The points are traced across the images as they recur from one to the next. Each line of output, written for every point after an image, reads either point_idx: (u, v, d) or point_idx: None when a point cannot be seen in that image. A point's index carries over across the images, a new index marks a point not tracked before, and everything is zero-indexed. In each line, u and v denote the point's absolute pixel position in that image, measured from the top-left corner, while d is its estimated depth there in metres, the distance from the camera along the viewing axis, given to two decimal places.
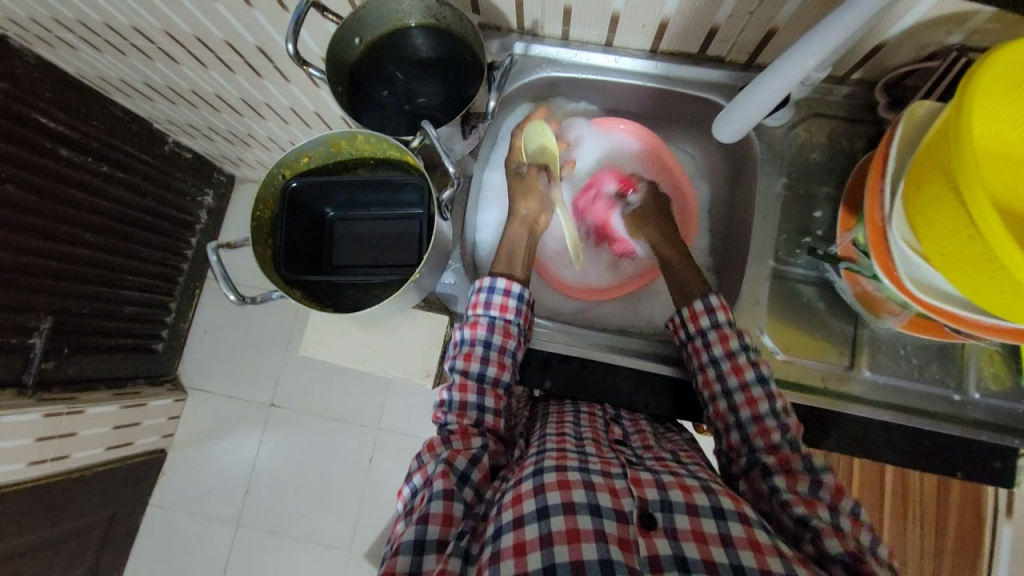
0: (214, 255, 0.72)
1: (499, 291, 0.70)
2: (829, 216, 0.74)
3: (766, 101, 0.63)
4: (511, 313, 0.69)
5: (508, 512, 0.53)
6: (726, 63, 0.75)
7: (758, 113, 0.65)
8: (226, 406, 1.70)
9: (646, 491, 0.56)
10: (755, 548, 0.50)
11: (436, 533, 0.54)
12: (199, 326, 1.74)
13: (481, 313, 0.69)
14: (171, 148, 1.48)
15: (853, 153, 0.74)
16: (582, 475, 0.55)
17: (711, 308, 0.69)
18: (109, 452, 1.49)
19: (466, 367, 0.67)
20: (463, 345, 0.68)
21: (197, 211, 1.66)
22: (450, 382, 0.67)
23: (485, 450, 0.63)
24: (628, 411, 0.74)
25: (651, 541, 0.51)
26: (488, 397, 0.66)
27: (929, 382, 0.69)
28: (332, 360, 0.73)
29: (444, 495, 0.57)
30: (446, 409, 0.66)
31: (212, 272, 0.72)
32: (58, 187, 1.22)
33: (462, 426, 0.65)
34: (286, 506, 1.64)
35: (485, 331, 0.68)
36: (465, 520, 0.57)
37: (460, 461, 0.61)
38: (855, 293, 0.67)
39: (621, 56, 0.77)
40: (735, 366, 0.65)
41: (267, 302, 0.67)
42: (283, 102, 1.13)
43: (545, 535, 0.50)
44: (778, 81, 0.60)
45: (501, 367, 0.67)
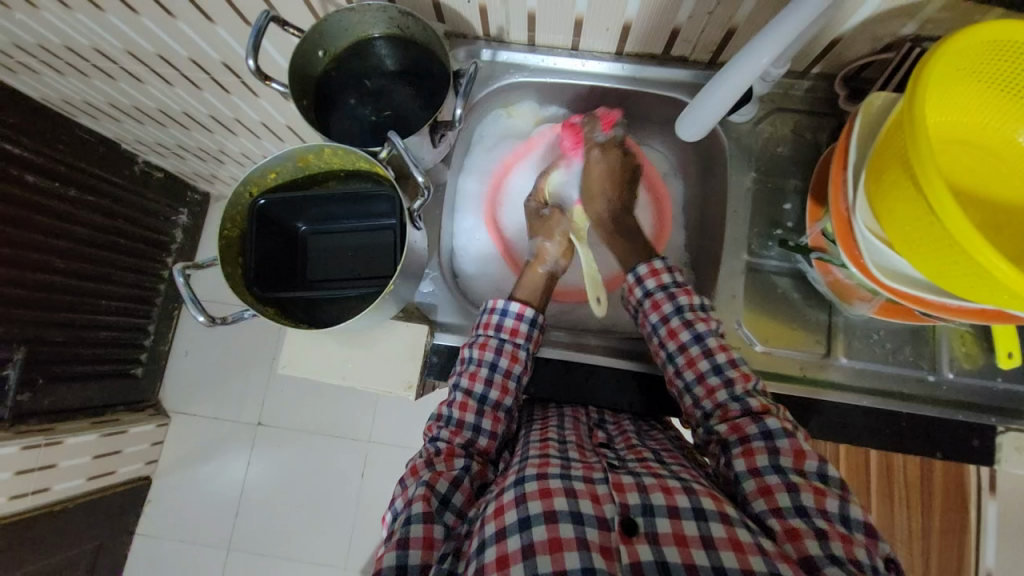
0: (179, 275, 0.71)
1: (511, 314, 0.70)
2: (798, 208, 0.75)
3: (722, 103, 0.64)
4: (521, 338, 0.70)
5: (490, 525, 0.54)
6: (690, 62, 0.76)
7: (717, 114, 0.66)
8: (211, 428, 1.67)
9: (628, 496, 0.55)
10: (736, 548, 0.50)
11: (418, 557, 0.54)
12: (180, 348, 1.71)
13: (492, 333, 0.70)
14: (141, 168, 1.45)
15: (817, 145, 0.76)
16: (564, 483, 0.56)
17: (710, 350, 0.67)
18: (91, 484, 1.45)
19: (470, 387, 0.67)
20: (470, 362, 0.69)
21: (172, 230, 1.63)
22: (451, 398, 0.68)
23: (467, 472, 0.63)
24: (611, 412, 0.75)
25: (632, 547, 0.52)
26: (486, 420, 0.67)
27: (903, 365, 0.71)
28: (309, 376, 0.70)
29: (423, 518, 0.56)
30: (443, 424, 0.67)
31: (181, 296, 0.70)
32: (24, 214, 1.18)
33: (451, 447, 0.65)
34: (278, 527, 1.61)
35: (494, 352, 0.69)
36: (447, 542, 0.56)
37: (441, 485, 0.60)
38: (828, 282, 0.68)
39: (588, 60, 0.78)
40: (670, 330, 0.69)
41: (237, 321, 0.64)
42: (253, 117, 1.12)
43: (527, 545, 0.51)
44: (733, 83, 0.61)
45: (503, 391, 0.68)
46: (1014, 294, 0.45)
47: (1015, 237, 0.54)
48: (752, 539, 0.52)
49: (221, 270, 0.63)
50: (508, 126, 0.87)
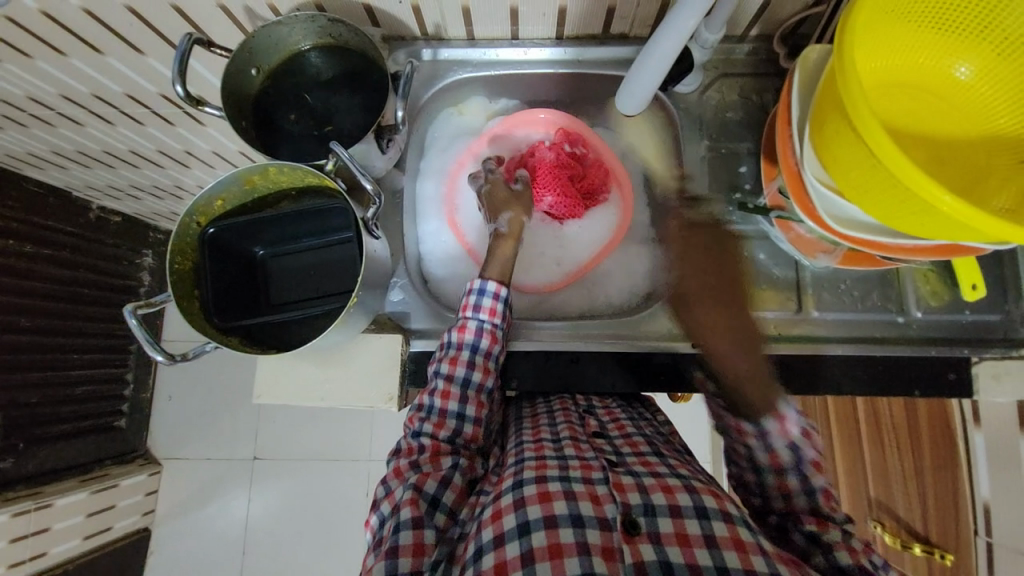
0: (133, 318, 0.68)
1: (488, 295, 0.67)
2: (754, 170, 0.76)
3: (656, 71, 0.65)
4: (499, 318, 0.68)
5: (488, 531, 0.55)
6: (631, 39, 0.77)
7: (654, 83, 0.67)
8: (206, 470, 1.63)
9: (628, 496, 0.56)
10: (738, 547, 0.51)
11: (408, 564, 0.54)
12: (164, 392, 1.66)
13: (470, 316, 0.68)
14: (96, 215, 1.41)
15: (764, 106, 0.77)
16: (563, 485, 0.56)
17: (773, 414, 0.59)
18: (87, 542, 1.42)
19: (451, 372, 0.66)
20: (450, 347, 0.68)
21: (139, 273, 1.60)
22: (433, 386, 0.66)
23: (457, 468, 0.63)
24: (598, 398, 0.75)
25: (636, 547, 0.52)
26: (470, 406, 0.65)
27: (873, 310, 0.72)
28: (287, 403, 0.68)
29: (412, 524, 0.56)
30: (424, 415, 0.66)
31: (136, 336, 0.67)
32: None
33: (435, 442, 0.64)
34: (289, 559, 1.59)
35: (473, 335, 0.67)
36: (439, 547, 0.57)
37: (429, 485, 0.60)
38: (790, 239, 0.70)
39: (530, 48, 0.78)
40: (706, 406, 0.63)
41: (200, 354, 0.62)
42: (204, 147, 1.09)
43: (526, 552, 0.51)
44: (663, 51, 0.62)
45: (486, 373, 0.66)
46: (962, 226, 0.46)
47: (959, 172, 0.56)
48: (752, 540, 0.52)
49: (175, 305, 0.61)
50: (460, 124, 0.85)
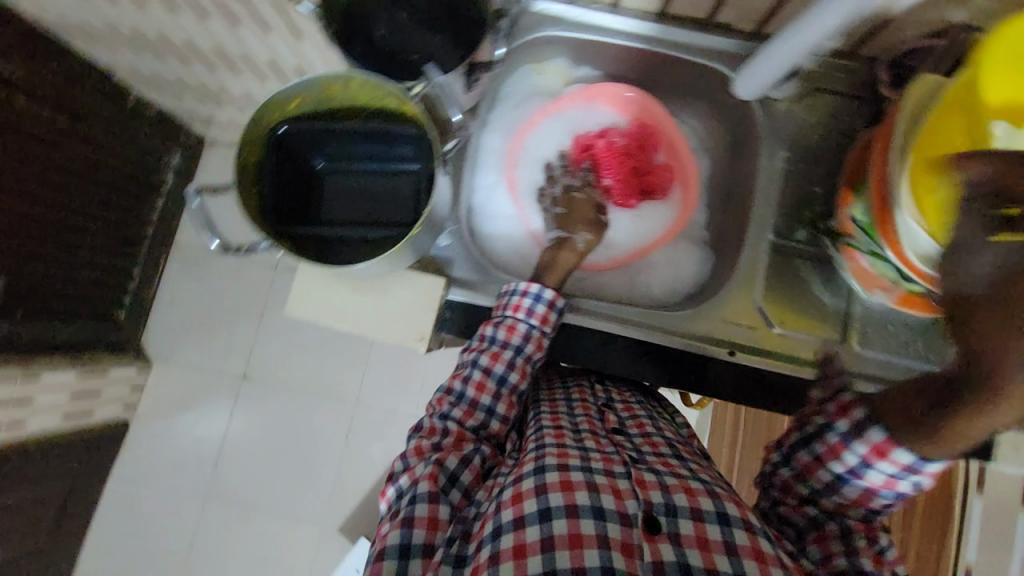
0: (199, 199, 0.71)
1: (543, 302, 0.67)
2: (828, 192, 0.74)
3: (784, 61, 0.63)
4: (548, 327, 0.68)
5: (508, 512, 0.56)
6: (734, 31, 0.74)
7: (776, 72, 0.65)
8: (193, 378, 1.65)
9: (650, 493, 0.57)
10: (757, 557, 0.53)
11: (422, 536, 0.58)
12: (165, 295, 1.67)
13: (521, 318, 0.67)
14: (134, 103, 1.38)
15: (852, 131, 0.75)
16: (585, 476, 0.57)
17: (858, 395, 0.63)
18: (66, 422, 1.45)
19: (490, 367, 0.67)
20: (494, 342, 0.68)
21: (163, 171, 1.58)
22: (467, 375, 0.67)
23: (478, 454, 0.65)
24: (618, 393, 0.78)
25: (655, 546, 0.53)
26: (500, 404, 0.68)
27: (914, 357, 0.71)
28: (318, 322, 0.68)
29: (428, 498, 0.59)
30: (455, 401, 0.68)
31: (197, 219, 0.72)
32: (15, 140, 1.12)
33: (460, 429, 0.66)
34: (258, 480, 1.61)
35: (521, 338, 0.67)
36: (453, 524, 0.59)
37: (450, 462, 0.63)
38: (850, 269, 0.69)
39: (627, 18, 0.75)
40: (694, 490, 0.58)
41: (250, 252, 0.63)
42: (261, 55, 1.06)
43: (546, 539, 0.53)
44: (800, 41, 0.59)
45: (522, 376, 0.68)
46: None
47: None
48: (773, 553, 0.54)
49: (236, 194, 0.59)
50: (536, 84, 0.83)
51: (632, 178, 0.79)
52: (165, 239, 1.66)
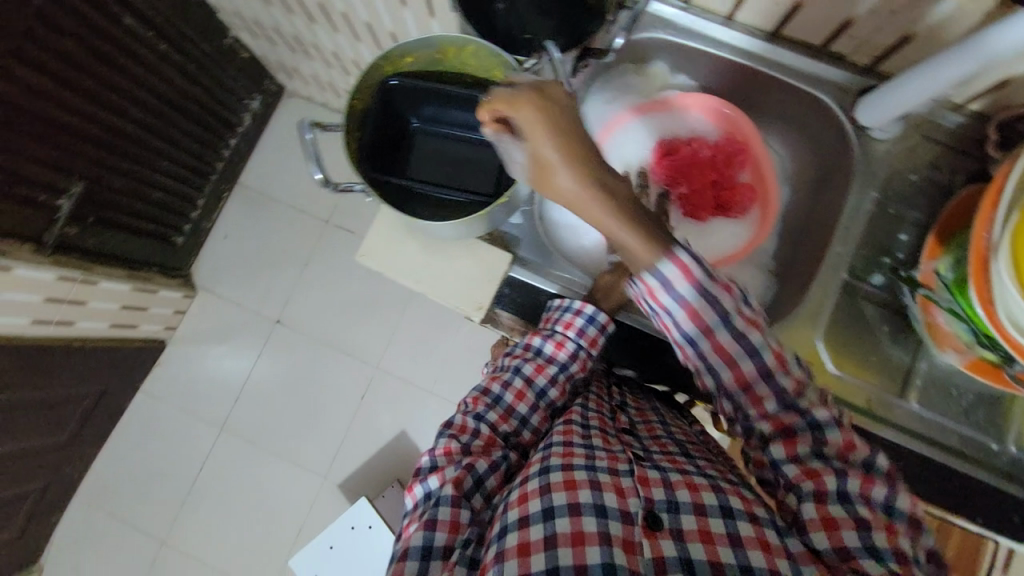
0: (309, 133, 0.75)
1: (595, 324, 0.69)
2: (913, 241, 0.72)
3: (920, 92, 0.62)
4: (594, 349, 0.70)
5: (513, 512, 0.57)
6: (845, 63, 0.73)
7: (909, 104, 0.64)
8: (231, 312, 1.73)
9: (653, 492, 0.58)
10: (764, 548, 0.54)
11: (443, 540, 0.58)
12: (221, 230, 1.76)
13: (570, 336, 0.70)
14: (230, 43, 1.46)
15: (951, 187, 0.72)
16: (589, 475, 0.58)
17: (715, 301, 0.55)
18: (113, 330, 1.52)
19: (533, 377, 0.70)
20: (540, 353, 0.71)
21: (242, 113, 1.67)
22: (510, 381, 0.70)
23: (505, 461, 0.66)
24: (635, 402, 0.76)
25: (656, 542, 0.55)
26: (535, 415, 0.70)
27: (972, 426, 0.69)
28: (383, 273, 0.70)
29: (452, 501, 0.60)
30: (490, 403, 0.69)
31: (307, 150, 0.73)
32: (121, 56, 1.18)
33: (492, 435, 0.67)
34: (272, 421, 1.67)
35: (567, 356, 0.70)
36: (471, 528, 0.60)
37: (480, 466, 0.63)
38: (925, 322, 0.67)
39: (738, 32, 0.74)
40: (694, 483, 0.59)
41: (347, 191, 0.70)
42: (361, 17, 1.11)
43: (550, 537, 0.54)
44: (939, 76, 0.58)
45: (561, 394, 0.71)
46: None
47: None
48: (779, 543, 0.55)
49: (343, 138, 0.63)
50: (632, 84, 0.81)
51: (710, 195, 0.79)
52: (231, 177, 1.75)
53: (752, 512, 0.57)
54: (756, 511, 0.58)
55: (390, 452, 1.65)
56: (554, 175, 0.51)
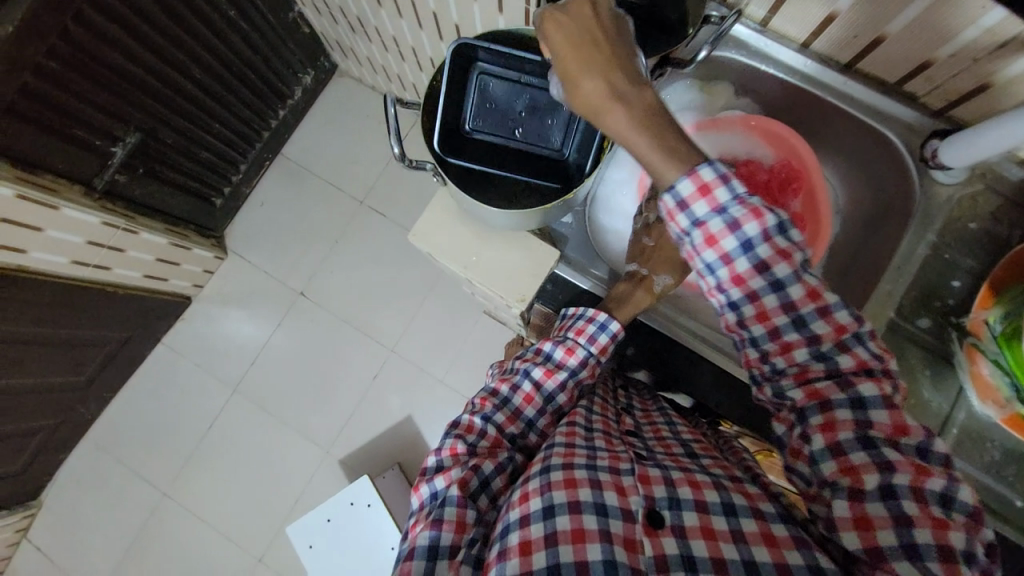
0: (392, 108, 0.76)
1: (607, 333, 0.68)
2: (965, 290, 0.71)
3: (996, 145, 0.61)
4: (605, 357, 0.70)
5: (516, 511, 0.59)
6: (917, 103, 0.72)
7: (982, 153, 0.63)
8: (257, 278, 1.76)
9: (654, 489, 0.59)
10: (768, 542, 0.55)
11: (449, 539, 0.59)
12: (258, 198, 1.80)
13: (581, 343, 0.69)
14: (293, 17, 1.50)
15: (1010, 241, 0.71)
16: (590, 473, 0.59)
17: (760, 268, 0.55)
18: (145, 281, 1.55)
19: (542, 381, 0.69)
20: (549, 359, 0.70)
21: (295, 86, 1.71)
22: (517, 384, 0.69)
23: (511, 462, 0.67)
24: (640, 404, 0.77)
25: (658, 540, 0.56)
26: (542, 418, 0.70)
27: (1000, 483, 0.68)
28: (431, 255, 0.71)
29: (458, 502, 0.61)
30: (499, 403, 0.69)
31: (388, 123, 0.73)
32: (190, 14, 1.21)
33: (498, 435, 0.68)
34: (282, 390, 1.70)
35: (577, 362, 0.69)
36: (477, 527, 0.61)
37: (486, 467, 0.64)
38: (970, 372, 0.66)
39: (813, 62, 0.74)
40: (695, 481, 0.60)
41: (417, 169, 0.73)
42: (429, 7, 1.13)
43: (551, 534, 0.56)
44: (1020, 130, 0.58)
45: (570, 399, 0.71)
46: None
47: None
48: (786, 534, 0.56)
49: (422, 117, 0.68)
50: (693, 100, 0.82)
51: None
52: (274, 148, 1.78)
53: (756, 506, 0.58)
54: (760, 504, 0.58)
55: (394, 435, 1.66)
56: (579, 83, 0.51)
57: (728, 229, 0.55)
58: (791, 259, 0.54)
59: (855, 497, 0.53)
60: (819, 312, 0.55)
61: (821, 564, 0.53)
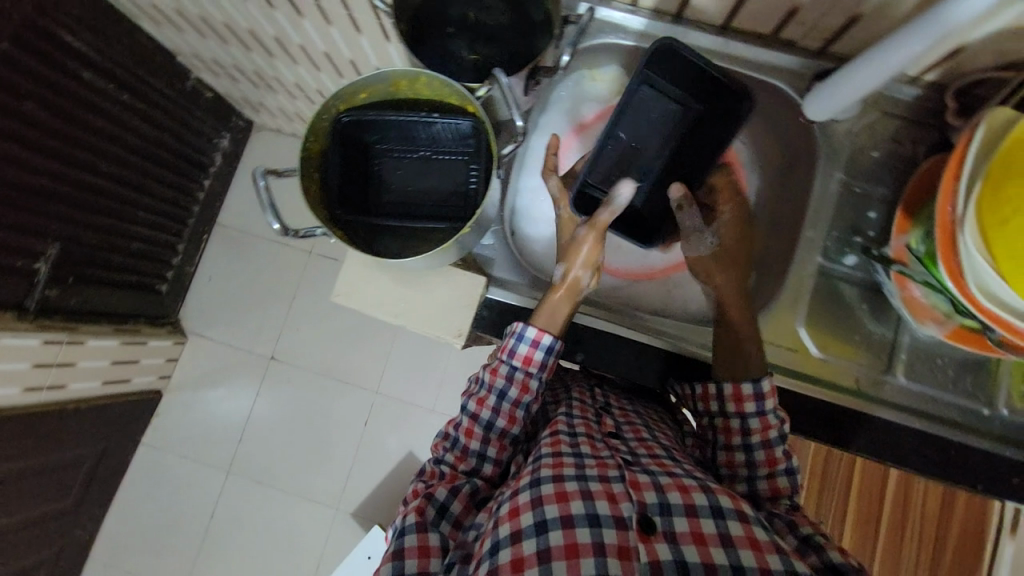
0: (263, 181, 0.73)
1: (527, 341, 0.67)
2: (882, 218, 0.74)
3: (865, 83, 0.63)
4: (533, 368, 0.68)
5: (505, 526, 0.57)
6: (797, 48, 0.73)
7: (856, 93, 0.65)
8: (224, 354, 1.70)
9: (644, 495, 0.58)
10: (754, 546, 0.54)
11: (414, 565, 0.60)
12: (204, 273, 1.73)
13: (504, 359, 0.68)
14: (192, 84, 1.42)
15: (914, 158, 0.74)
16: (580, 485, 0.58)
17: (760, 395, 0.65)
18: (106, 388, 1.49)
19: (476, 412, 0.68)
20: (480, 388, 0.69)
21: (213, 153, 1.64)
22: (458, 421, 0.70)
23: (468, 484, 0.67)
24: (618, 404, 0.79)
25: (652, 546, 0.54)
26: (490, 447, 0.69)
27: (960, 394, 0.70)
28: (359, 309, 0.69)
29: (416, 528, 0.62)
30: (448, 446, 0.70)
31: (260, 199, 0.72)
32: (76, 109, 1.15)
33: (454, 472, 0.68)
34: (277, 458, 1.65)
35: (504, 380, 0.68)
36: (443, 551, 0.62)
37: (439, 494, 0.66)
38: (902, 297, 0.68)
39: (689, 31, 0.74)
40: (682, 485, 0.60)
41: (307, 237, 0.68)
42: (319, 47, 1.09)
43: (544, 550, 0.54)
44: (883, 66, 0.59)
45: (510, 421, 0.69)
46: None
47: None
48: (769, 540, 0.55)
49: (299, 182, 0.63)
50: (587, 91, 0.84)
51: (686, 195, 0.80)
52: (209, 220, 1.72)
53: (737, 501, 0.58)
54: (745, 504, 0.58)
55: (400, 476, 1.64)
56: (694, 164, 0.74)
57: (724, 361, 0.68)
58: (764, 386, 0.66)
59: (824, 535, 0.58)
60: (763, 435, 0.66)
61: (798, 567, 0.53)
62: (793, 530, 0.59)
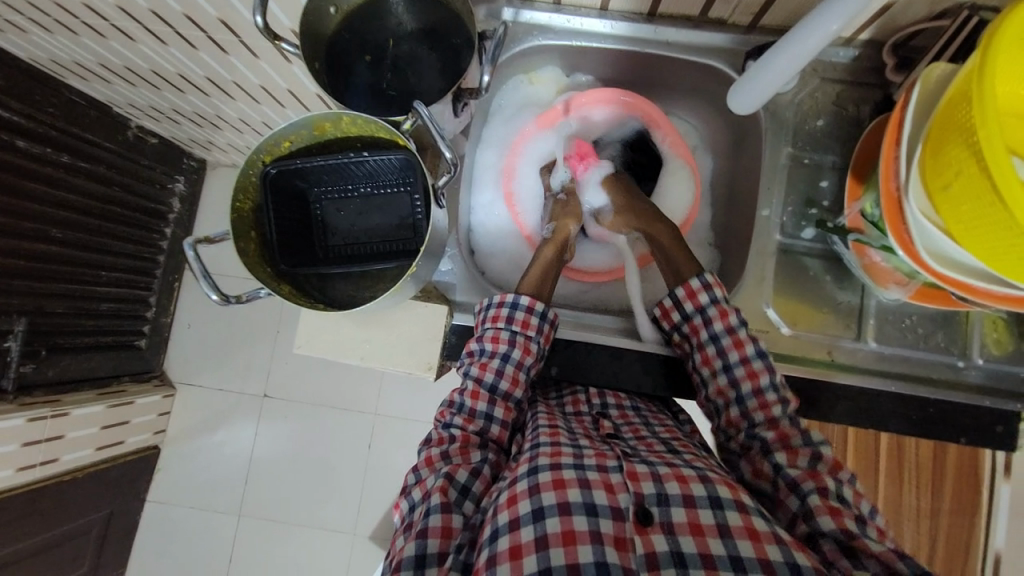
0: (191, 250, 0.71)
1: (521, 307, 0.69)
2: (835, 186, 0.74)
3: (782, 74, 0.63)
4: (531, 332, 0.68)
5: (503, 514, 0.54)
6: (728, 25, 0.73)
7: (774, 86, 0.65)
8: (217, 400, 1.59)
9: (642, 485, 0.56)
10: (752, 537, 0.52)
11: (436, 546, 0.54)
12: (183, 319, 1.62)
13: (502, 326, 0.69)
14: (134, 133, 1.33)
15: (859, 119, 0.74)
16: (578, 473, 0.56)
17: (708, 285, 0.70)
18: (100, 454, 1.39)
19: (481, 376, 0.66)
20: (482, 354, 0.68)
21: (169, 200, 1.52)
22: (464, 386, 0.67)
23: (486, 462, 0.63)
24: (612, 391, 0.76)
25: (648, 538, 0.53)
26: (498, 408, 0.66)
27: (933, 350, 0.71)
28: (329, 358, 0.71)
29: (441, 508, 0.56)
30: (455, 410, 0.66)
31: (192, 269, 0.70)
32: (15, 178, 1.09)
33: (465, 435, 0.64)
34: (287, 497, 1.55)
35: (507, 345, 0.67)
36: (463, 531, 0.57)
37: (461, 475, 0.60)
38: (863, 265, 0.68)
39: (617, 21, 0.75)
40: (679, 475, 0.57)
41: (252, 300, 0.67)
42: (253, 81, 1.00)
43: (541, 537, 0.52)
44: (799, 52, 0.59)
45: (513, 383, 0.67)
46: None
47: None
48: (768, 529, 0.53)
49: (235, 246, 0.65)
50: (528, 94, 0.85)
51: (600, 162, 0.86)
52: (178, 266, 1.60)
53: (737, 492, 0.57)
54: (741, 489, 0.57)
55: None
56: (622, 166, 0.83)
57: (703, 323, 0.69)
58: (741, 349, 0.67)
59: (823, 495, 0.57)
60: (755, 391, 0.65)
61: (799, 563, 0.50)
62: (793, 491, 0.58)
